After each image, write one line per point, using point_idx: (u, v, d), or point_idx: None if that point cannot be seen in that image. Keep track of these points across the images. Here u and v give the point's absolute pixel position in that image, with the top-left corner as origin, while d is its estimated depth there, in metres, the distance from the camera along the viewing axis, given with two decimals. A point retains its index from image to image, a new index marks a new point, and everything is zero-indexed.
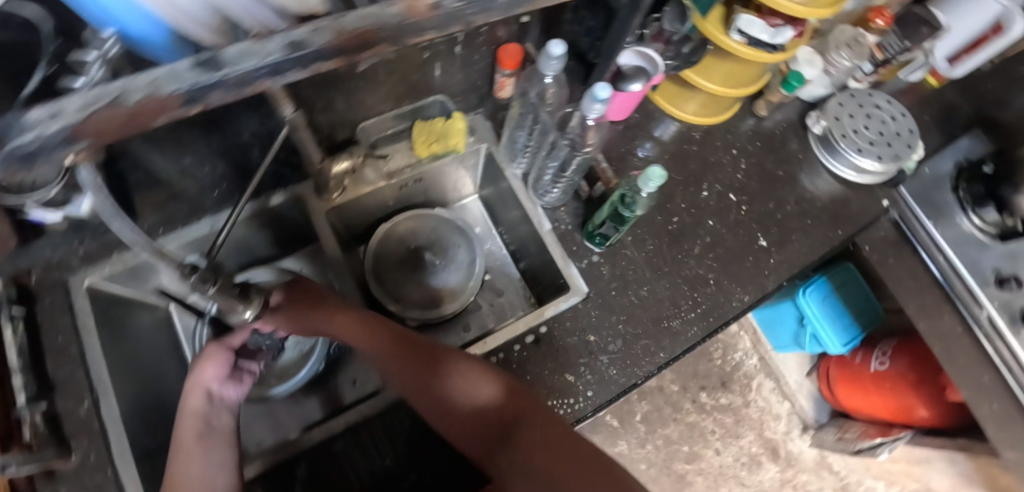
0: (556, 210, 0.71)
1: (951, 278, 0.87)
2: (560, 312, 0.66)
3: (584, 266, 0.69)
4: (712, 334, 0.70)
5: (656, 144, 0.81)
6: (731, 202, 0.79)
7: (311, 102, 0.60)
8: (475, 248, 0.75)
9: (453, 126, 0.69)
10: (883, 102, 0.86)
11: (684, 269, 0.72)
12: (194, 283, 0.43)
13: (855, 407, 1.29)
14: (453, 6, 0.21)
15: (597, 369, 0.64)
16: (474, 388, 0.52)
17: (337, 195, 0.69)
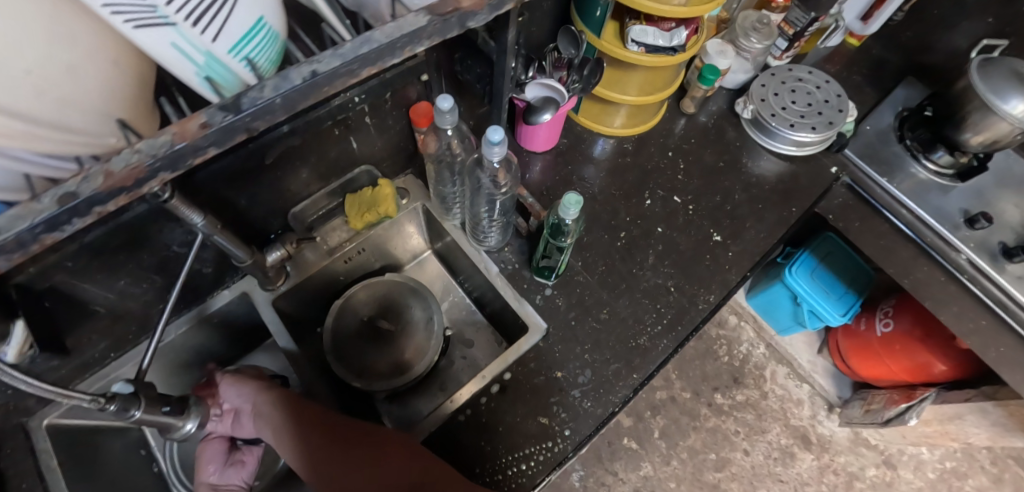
0: (498, 252, 0.70)
1: (921, 230, 0.85)
2: (522, 354, 0.64)
3: (540, 301, 0.68)
4: (684, 343, 0.67)
5: (591, 163, 0.81)
6: (677, 203, 0.78)
7: (232, 202, 0.60)
8: (431, 306, 0.73)
9: (380, 193, 0.69)
10: (805, 74, 0.87)
11: (642, 282, 0.71)
12: (114, 412, 0.42)
13: (874, 375, 1.24)
14: (225, 121, 0.22)
15: (569, 405, 0.62)
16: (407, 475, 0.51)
17: (281, 283, 0.68)
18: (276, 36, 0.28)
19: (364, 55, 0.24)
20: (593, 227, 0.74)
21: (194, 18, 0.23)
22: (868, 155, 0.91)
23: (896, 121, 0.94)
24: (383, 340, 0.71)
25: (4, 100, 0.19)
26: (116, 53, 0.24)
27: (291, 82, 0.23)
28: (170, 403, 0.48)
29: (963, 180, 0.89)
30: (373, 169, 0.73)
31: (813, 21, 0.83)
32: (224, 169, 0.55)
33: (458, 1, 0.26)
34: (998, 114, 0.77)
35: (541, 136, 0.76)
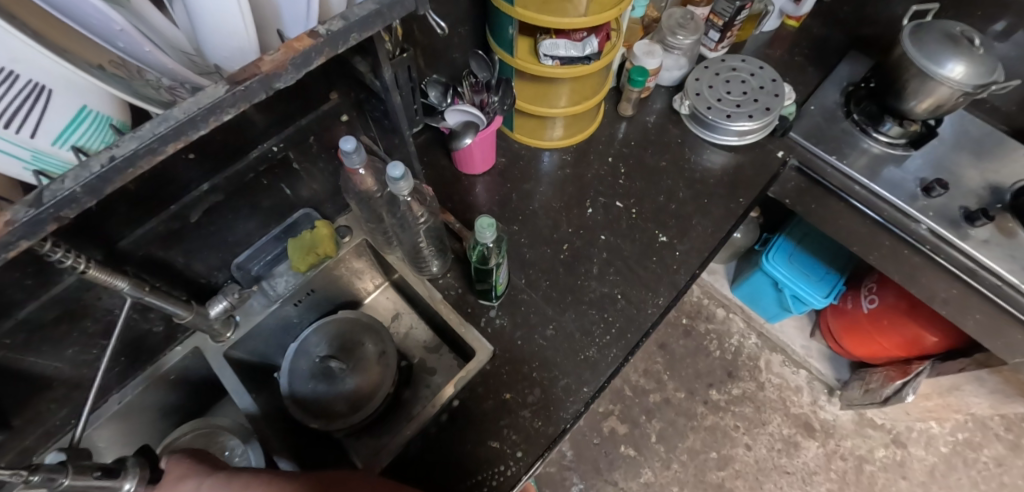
0: (441, 280, 0.71)
1: (879, 205, 0.82)
2: (469, 380, 0.64)
3: (485, 325, 0.68)
4: (634, 350, 0.66)
5: (532, 177, 0.81)
6: (620, 208, 0.78)
7: (166, 262, 0.61)
8: (385, 339, 0.74)
9: (319, 234, 0.70)
10: (738, 63, 0.87)
11: (588, 292, 0.70)
12: (39, 484, 0.42)
13: (869, 354, 1.20)
14: (29, 215, 0.23)
15: (519, 425, 0.62)
16: None
17: (229, 334, 0.69)
18: (106, 120, 0.30)
19: (161, 133, 0.25)
20: (535, 243, 0.74)
21: (3, 121, 0.24)
22: (815, 135, 0.87)
23: (841, 97, 0.92)
24: (339, 380, 0.71)
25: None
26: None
27: (90, 169, 0.24)
28: (104, 467, 0.48)
29: (917, 148, 0.86)
30: (311, 209, 0.74)
31: (740, 9, 0.84)
32: (147, 232, 0.56)
33: (255, 68, 0.27)
34: (935, 79, 0.75)
35: (477, 156, 0.76)
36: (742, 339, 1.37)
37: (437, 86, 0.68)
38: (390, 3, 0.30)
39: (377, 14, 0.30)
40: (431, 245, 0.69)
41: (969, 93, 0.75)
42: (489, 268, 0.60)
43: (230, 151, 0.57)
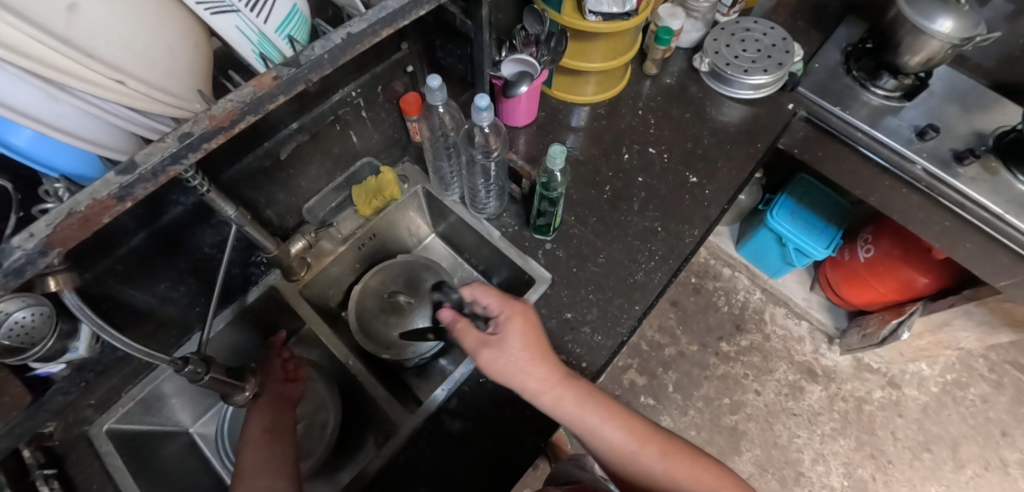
0: (497, 219, 0.77)
1: (879, 150, 0.91)
2: (532, 304, 0.71)
3: (541, 256, 0.74)
4: (677, 273, 0.74)
5: (570, 129, 0.88)
6: (653, 154, 0.85)
7: (253, 200, 0.66)
8: (443, 278, 0.79)
9: (384, 179, 0.76)
10: (751, 24, 0.94)
11: (632, 226, 0.78)
12: (186, 375, 0.48)
13: (866, 300, 1.30)
14: (290, 73, 0.29)
15: (580, 341, 0.68)
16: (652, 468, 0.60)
17: (304, 273, 0.74)
18: (305, 20, 0.35)
19: (382, 17, 0.31)
20: (579, 186, 0.81)
21: (251, 6, 0.30)
22: (821, 89, 0.96)
23: (842, 57, 1.01)
24: (406, 317, 0.76)
25: (129, 71, 0.28)
26: (197, 44, 0.33)
27: (332, 41, 0.30)
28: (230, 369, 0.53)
29: (911, 100, 0.96)
30: (374, 159, 0.78)
31: None
32: (243, 168, 0.61)
33: None
34: (927, 34, 0.84)
35: (523, 109, 0.83)
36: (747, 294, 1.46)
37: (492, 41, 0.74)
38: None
39: None
40: (489, 186, 0.75)
41: (957, 45, 0.84)
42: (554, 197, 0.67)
43: (316, 92, 0.62)
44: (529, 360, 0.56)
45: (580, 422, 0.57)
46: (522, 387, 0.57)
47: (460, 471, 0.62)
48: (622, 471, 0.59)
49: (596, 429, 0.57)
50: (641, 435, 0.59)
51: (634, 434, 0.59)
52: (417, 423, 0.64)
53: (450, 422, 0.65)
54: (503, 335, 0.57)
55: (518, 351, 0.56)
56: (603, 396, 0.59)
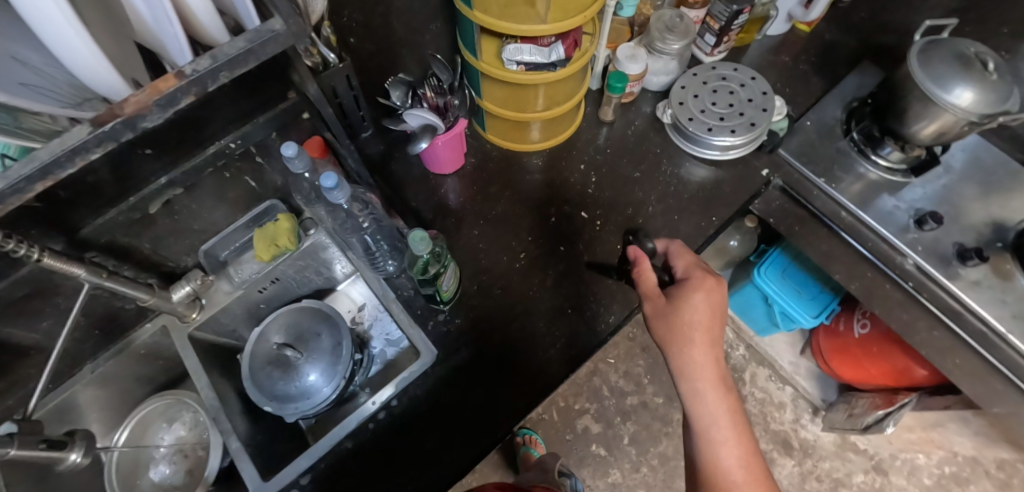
0: (396, 279, 0.72)
1: (862, 234, 0.78)
2: (411, 380, 0.66)
3: (433, 328, 0.69)
4: (577, 367, 0.67)
5: (501, 180, 0.80)
6: (585, 219, 0.77)
7: (130, 247, 0.64)
8: (341, 330, 0.76)
9: (280, 227, 0.72)
10: (730, 71, 0.82)
11: (540, 304, 0.71)
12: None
13: (857, 378, 1.15)
14: None
15: (451, 427, 0.64)
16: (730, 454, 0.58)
17: (195, 316, 0.73)
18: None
19: (25, 175, 0.26)
20: (492, 250, 0.74)
21: None
22: (807, 153, 0.83)
23: (844, 113, 0.86)
24: (291, 370, 0.73)
25: None
26: None
27: None
28: (48, 439, 0.52)
29: (917, 175, 0.80)
30: (277, 202, 0.74)
31: (738, 13, 0.78)
32: (108, 222, 0.59)
33: (116, 110, 0.28)
34: (938, 104, 0.68)
35: (445, 158, 0.75)
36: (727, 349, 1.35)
37: (401, 87, 0.68)
38: (262, 41, 0.30)
39: (246, 52, 0.30)
40: (388, 244, 0.70)
41: (976, 122, 0.68)
42: (429, 278, 0.61)
43: (186, 146, 0.59)
44: (703, 327, 0.59)
45: (699, 405, 0.59)
46: (674, 347, 0.60)
47: (491, 405, 0.65)
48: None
49: (719, 438, 0.59)
50: (748, 461, 0.58)
51: (748, 478, 0.57)
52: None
53: None
54: (688, 296, 0.59)
55: (704, 307, 0.59)
56: (734, 404, 0.59)
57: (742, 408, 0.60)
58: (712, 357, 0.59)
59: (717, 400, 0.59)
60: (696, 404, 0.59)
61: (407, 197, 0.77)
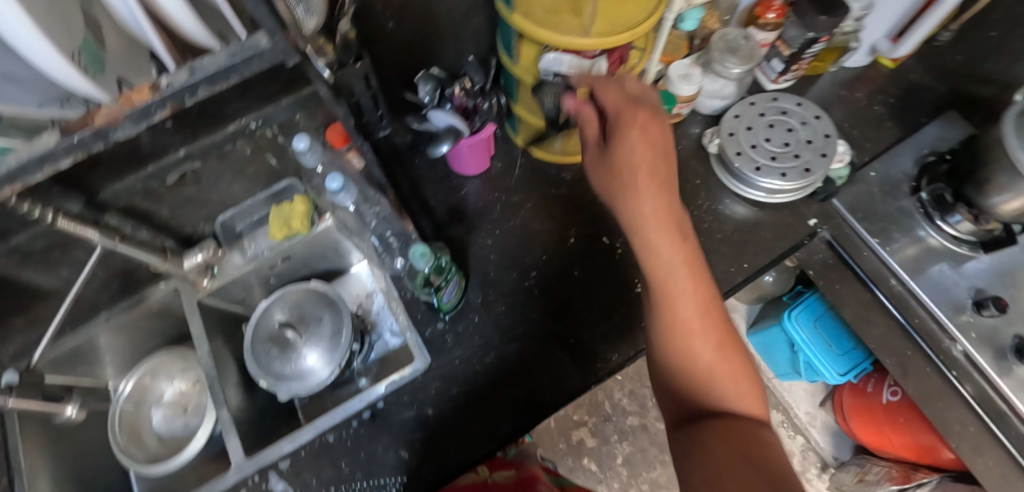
0: (401, 278, 0.71)
1: (908, 307, 0.70)
2: (399, 384, 0.65)
3: (430, 333, 0.68)
4: (568, 401, 0.64)
5: (524, 190, 0.77)
6: (604, 244, 0.72)
7: (147, 211, 0.66)
8: (344, 316, 0.75)
9: (296, 210, 0.71)
10: (792, 106, 0.75)
11: (542, 327, 0.68)
12: None
13: (877, 444, 1.08)
14: None
15: (432, 439, 0.63)
16: (692, 310, 0.53)
17: (205, 283, 0.74)
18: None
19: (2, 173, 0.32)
20: (503, 263, 0.71)
21: None
22: (862, 207, 0.75)
23: (915, 168, 0.77)
24: (290, 351, 0.74)
25: None
26: None
27: None
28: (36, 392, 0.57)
29: (986, 251, 0.71)
30: (297, 182, 0.73)
31: (812, 42, 0.70)
32: (124, 188, 0.60)
33: (89, 119, 0.32)
34: None
35: (469, 161, 0.73)
36: None
37: (431, 82, 0.65)
38: (244, 58, 0.33)
39: (217, 73, 0.33)
40: (397, 242, 0.69)
41: None
42: (431, 289, 0.62)
43: (205, 122, 0.58)
44: (643, 168, 0.54)
45: (654, 256, 0.54)
46: (618, 191, 0.56)
47: (504, 391, 0.64)
48: (666, 345, 0.54)
49: (675, 280, 0.54)
50: (705, 308, 0.54)
51: (704, 323, 0.53)
52: (253, 470, 0.65)
53: (276, 484, 0.64)
54: (625, 134, 0.54)
55: (643, 144, 0.54)
56: (686, 245, 0.55)
57: (693, 246, 0.56)
58: (664, 200, 0.55)
59: (664, 240, 0.54)
60: (649, 249, 0.54)
61: (426, 195, 0.75)
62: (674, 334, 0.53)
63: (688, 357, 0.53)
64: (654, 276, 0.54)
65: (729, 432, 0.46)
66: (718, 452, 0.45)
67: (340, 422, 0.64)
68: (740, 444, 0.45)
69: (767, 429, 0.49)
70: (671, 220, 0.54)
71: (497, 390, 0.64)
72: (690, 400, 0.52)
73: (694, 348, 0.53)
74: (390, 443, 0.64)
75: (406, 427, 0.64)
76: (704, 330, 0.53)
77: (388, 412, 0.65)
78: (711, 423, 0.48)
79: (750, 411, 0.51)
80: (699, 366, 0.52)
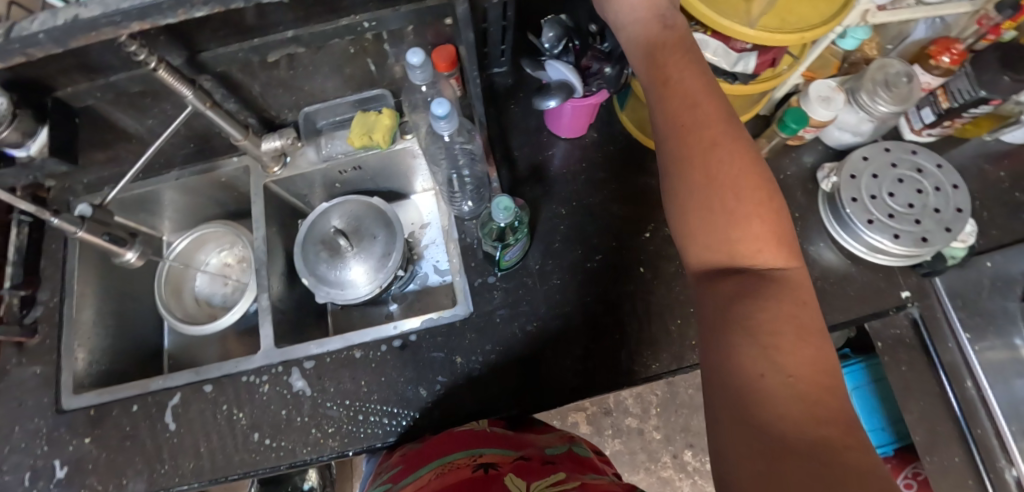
0: (466, 222, 0.69)
1: (976, 415, 0.65)
2: (436, 325, 0.65)
3: (478, 285, 0.67)
4: (595, 393, 0.62)
5: (612, 169, 0.72)
6: (678, 250, 0.68)
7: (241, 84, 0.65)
8: (396, 240, 0.75)
9: (381, 122, 0.69)
10: (930, 165, 0.68)
11: (590, 313, 0.65)
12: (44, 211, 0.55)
13: None
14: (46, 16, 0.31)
15: (454, 383, 0.63)
16: (717, 161, 0.41)
17: (276, 170, 0.74)
18: None
19: (124, 10, 0.30)
20: (568, 237, 0.69)
21: None
22: (965, 296, 0.68)
23: None
24: (338, 258, 0.74)
25: None
26: None
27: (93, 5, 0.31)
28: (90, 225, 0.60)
29: None
30: (389, 94, 0.73)
31: (981, 103, 0.61)
32: (228, 55, 0.59)
33: None
34: None
35: (566, 123, 0.69)
36: None
37: (558, 29, 0.61)
38: None
39: None
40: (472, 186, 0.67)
41: None
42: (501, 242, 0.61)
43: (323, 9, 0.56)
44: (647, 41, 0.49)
45: (666, 112, 0.45)
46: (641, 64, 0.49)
47: (534, 363, 0.64)
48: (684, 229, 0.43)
49: (687, 129, 0.43)
50: (736, 156, 0.41)
51: (735, 179, 0.41)
52: (277, 360, 0.66)
53: (295, 381, 0.65)
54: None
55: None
56: (698, 81, 0.45)
57: (713, 86, 0.45)
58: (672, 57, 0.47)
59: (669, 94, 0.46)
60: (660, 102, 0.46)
61: (511, 145, 0.72)
62: (698, 201, 0.41)
63: (716, 223, 0.41)
64: (666, 129, 0.45)
65: (741, 305, 0.38)
66: (736, 341, 0.37)
67: (370, 342, 0.65)
68: (753, 320, 0.37)
69: (801, 283, 0.39)
70: (682, 72, 0.46)
71: (526, 357, 0.64)
72: (725, 280, 0.40)
73: (728, 210, 0.40)
74: (410, 376, 0.64)
75: (430, 366, 0.64)
76: (739, 185, 0.41)
77: (417, 346, 0.65)
78: (719, 298, 0.40)
79: (777, 267, 0.40)
80: (731, 235, 0.40)
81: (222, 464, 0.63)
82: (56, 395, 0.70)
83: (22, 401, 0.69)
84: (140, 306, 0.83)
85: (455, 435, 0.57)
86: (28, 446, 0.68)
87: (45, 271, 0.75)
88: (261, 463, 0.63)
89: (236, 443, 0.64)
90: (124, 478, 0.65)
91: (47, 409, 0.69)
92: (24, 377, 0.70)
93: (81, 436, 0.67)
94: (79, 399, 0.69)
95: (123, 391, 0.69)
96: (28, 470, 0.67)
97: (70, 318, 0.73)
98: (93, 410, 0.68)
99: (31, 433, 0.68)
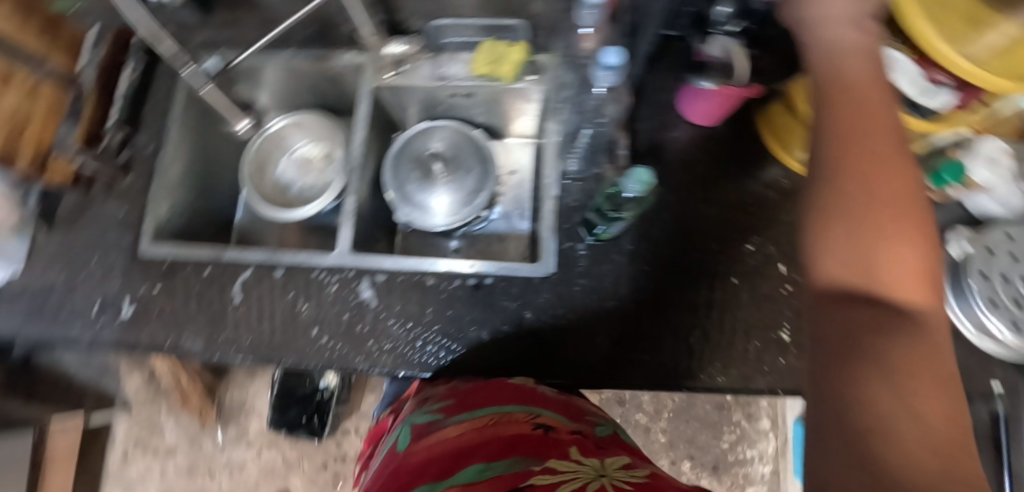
0: (569, 182, 0.66)
1: None
2: (513, 275, 0.64)
3: (565, 248, 0.65)
4: (653, 387, 0.61)
5: (730, 170, 0.68)
6: (777, 272, 0.64)
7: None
8: (489, 180, 0.73)
9: (510, 54, 0.66)
10: None
11: (668, 308, 0.63)
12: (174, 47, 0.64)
13: None
14: None
15: (514, 338, 0.63)
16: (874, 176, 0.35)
17: (388, 76, 0.72)
18: None
19: None
20: (668, 227, 0.66)
21: None
22: None
23: None
24: (428, 181, 0.72)
25: None
26: None
27: None
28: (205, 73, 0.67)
29: None
30: (523, 28, 0.69)
31: None
32: None
33: None
34: None
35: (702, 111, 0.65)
36: (756, 457, 1.25)
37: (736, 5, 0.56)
38: None
39: None
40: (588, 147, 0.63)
41: None
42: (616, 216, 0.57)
43: None
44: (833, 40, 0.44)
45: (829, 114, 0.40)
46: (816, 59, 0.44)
47: (601, 340, 0.62)
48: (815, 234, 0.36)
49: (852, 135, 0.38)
50: (895, 179, 0.36)
51: (891, 201, 0.34)
52: (350, 266, 0.67)
53: (363, 290, 0.65)
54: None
55: (840, 5, 0.45)
56: (875, 90, 0.40)
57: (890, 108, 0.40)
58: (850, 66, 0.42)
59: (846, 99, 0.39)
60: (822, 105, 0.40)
61: (636, 116, 0.68)
62: (832, 211, 0.35)
63: (850, 239, 0.34)
64: (823, 134, 0.39)
65: (867, 330, 0.30)
66: (855, 375, 0.28)
67: (445, 274, 0.64)
68: (879, 353, 0.29)
69: (942, 342, 0.30)
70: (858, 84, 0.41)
71: (593, 331, 0.62)
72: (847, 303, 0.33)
73: (872, 230, 0.34)
74: (475, 317, 0.63)
75: (497, 313, 0.63)
76: (892, 210, 0.34)
77: (489, 290, 0.64)
78: (837, 319, 0.32)
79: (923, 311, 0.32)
80: (868, 256, 0.33)
81: (277, 347, 0.65)
82: (136, 238, 0.72)
83: (104, 235, 0.72)
84: (223, 176, 0.84)
85: (506, 384, 0.58)
86: (103, 278, 0.71)
87: (146, 117, 0.75)
88: (313, 358, 0.64)
89: (295, 332, 0.65)
90: (183, 333, 0.67)
91: (126, 249, 0.72)
92: (110, 212, 0.73)
93: (152, 283, 0.70)
94: (155, 249, 0.71)
95: (196, 252, 0.70)
96: (98, 301, 0.70)
97: (161, 168, 0.74)
98: (168, 262, 0.70)
99: (107, 267, 0.71)
